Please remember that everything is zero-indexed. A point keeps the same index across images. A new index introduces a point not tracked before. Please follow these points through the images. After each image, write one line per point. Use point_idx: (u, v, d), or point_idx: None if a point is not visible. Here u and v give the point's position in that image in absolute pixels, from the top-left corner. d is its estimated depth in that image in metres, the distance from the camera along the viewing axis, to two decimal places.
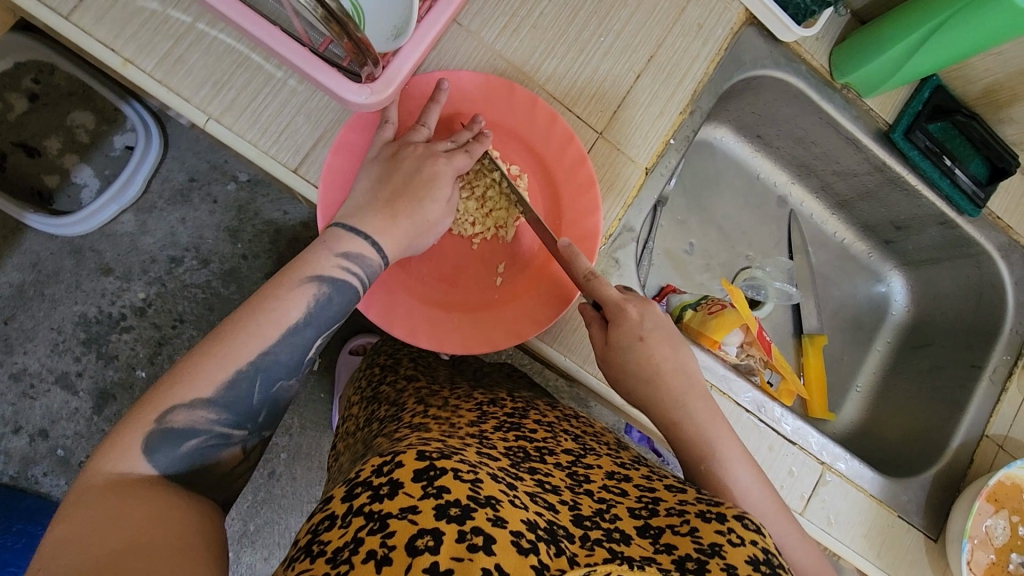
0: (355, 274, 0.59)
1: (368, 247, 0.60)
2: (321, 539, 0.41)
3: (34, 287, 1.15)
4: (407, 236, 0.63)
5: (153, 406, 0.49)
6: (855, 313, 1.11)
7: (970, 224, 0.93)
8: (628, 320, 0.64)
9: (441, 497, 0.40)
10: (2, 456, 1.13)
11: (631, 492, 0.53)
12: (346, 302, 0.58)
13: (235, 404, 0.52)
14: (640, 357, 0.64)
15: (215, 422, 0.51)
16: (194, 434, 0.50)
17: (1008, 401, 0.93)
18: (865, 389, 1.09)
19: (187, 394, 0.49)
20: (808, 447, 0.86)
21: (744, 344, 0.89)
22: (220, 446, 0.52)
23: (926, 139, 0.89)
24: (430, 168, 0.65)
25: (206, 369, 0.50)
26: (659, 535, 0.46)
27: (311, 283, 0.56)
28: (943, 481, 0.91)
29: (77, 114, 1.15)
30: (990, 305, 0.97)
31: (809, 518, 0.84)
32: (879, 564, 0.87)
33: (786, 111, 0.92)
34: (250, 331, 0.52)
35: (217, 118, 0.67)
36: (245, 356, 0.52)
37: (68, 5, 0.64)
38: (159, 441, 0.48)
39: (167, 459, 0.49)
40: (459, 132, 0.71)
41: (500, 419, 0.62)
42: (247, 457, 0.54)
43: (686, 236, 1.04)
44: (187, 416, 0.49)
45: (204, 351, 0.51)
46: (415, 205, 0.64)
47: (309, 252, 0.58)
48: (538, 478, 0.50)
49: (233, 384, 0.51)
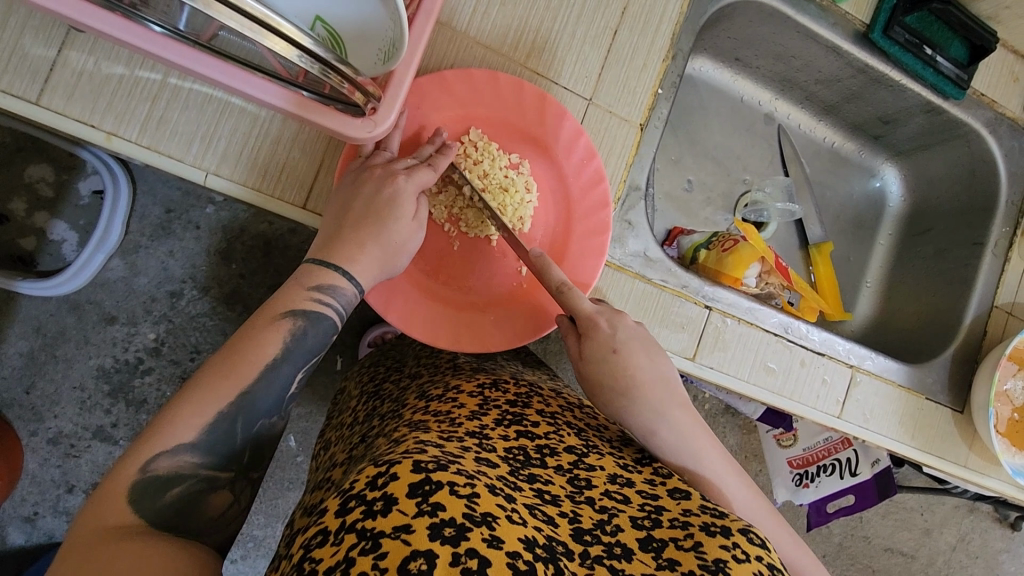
0: (333, 306, 0.60)
1: (340, 277, 0.61)
2: (312, 557, 0.42)
3: (44, 351, 1.14)
4: (377, 262, 0.64)
5: (136, 456, 0.48)
6: (855, 213, 1.14)
7: (956, 107, 0.94)
8: (600, 333, 0.68)
9: (436, 515, 0.42)
10: (64, 517, 1.16)
11: (634, 499, 0.56)
12: (322, 334, 0.59)
13: (217, 445, 0.52)
14: (614, 368, 0.67)
15: (199, 465, 0.50)
16: (176, 481, 0.49)
17: (1011, 270, 0.97)
18: (875, 283, 1.14)
19: (168, 441, 0.49)
20: (837, 355, 0.90)
21: (763, 273, 0.93)
22: (206, 489, 0.51)
23: (905, 32, 0.88)
24: (389, 189, 0.65)
25: (186, 414, 0.50)
26: (662, 549, 0.50)
27: (285, 318, 0.57)
28: (962, 356, 0.96)
29: (34, 168, 1.11)
30: (983, 181, 0.99)
31: (847, 418, 0.90)
32: (915, 444, 0.93)
33: (761, 30, 0.91)
34: (227, 373, 0.53)
35: (215, 171, 0.67)
36: (226, 396, 0.52)
37: (35, 89, 0.62)
38: (142, 489, 0.48)
39: (151, 506, 0.47)
40: (422, 148, 0.70)
41: (501, 410, 0.65)
42: (237, 497, 0.54)
43: (683, 173, 1.05)
44: (169, 463, 0.49)
45: (187, 396, 0.51)
46: (380, 228, 0.64)
47: (284, 291, 0.60)
48: (537, 487, 0.54)
49: (215, 426, 0.51)
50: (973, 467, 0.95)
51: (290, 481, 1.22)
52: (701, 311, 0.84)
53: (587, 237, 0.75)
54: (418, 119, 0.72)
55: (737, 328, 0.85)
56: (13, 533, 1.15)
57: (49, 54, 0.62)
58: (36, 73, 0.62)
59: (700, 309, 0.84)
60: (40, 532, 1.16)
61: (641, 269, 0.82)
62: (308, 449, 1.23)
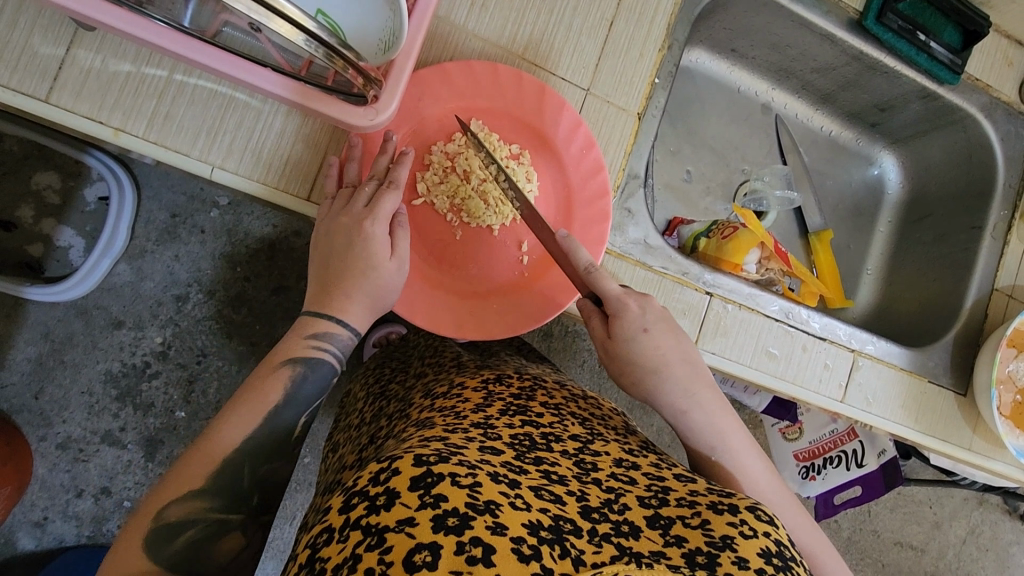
0: (331, 352, 0.62)
1: (333, 324, 0.62)
2: (321, 556, 0.43)
3: (52, 357, 1.16)
4: (367, 308, 0.64)
5: (147, 509, 0.50)
6: (854, 201, 1.15)
7: (951, 92, 0.95)
8: (630, 313, 0.67)
9: (438, 506, 0.43)
10: (73, 521, 1.17)
11: (640, 480, 0.56)
12: (323, 379, 0.61)
13: (226, 490, 0.53)
14: (646, 348, 0.67)
15: (208, 509, 0.52)
16: (187, 526, 0.50)
17: (1010, 253, 0.97)
18: (875, 270, 1.14)
19: (178, 490, 0.51)
20: (838, 339, 0.91)
21: (763, 260, 0.94)
22: (217, 534, 0.52)
23: (899, 19, 0.89)
24: (360, 239, 0.64)
25: (194, 464, 0.52)
26: (669, 526, 0.50)
27: (286, 366, 0.59)
28: (963, 340, 0.96)
29: (41, 176, 1.13)
30: (981, 165, 1.00)
31: (850, 403, 0.91)
32: (919, 427, 0.94)
33: (757, 21, 0.92)
34: (231, 423, 0.55)
35: (221, 165, 0.69)
36: (229, 445, 0.54)
37: (43, 87, 0.64)
38: (156, 538, 0.49)
39: (165, 553, 0.49)
40: (376, 162, 0.68)
41: (506, 402, 0.66)
42: (250, 540, 0.54)
43: (681, 165, 1.06)
44: (179, 510, 0.51)
45: (195, 451, 0.53)
46: (361, 277, 0.63)
47: (284, 340, 0.62)
48: (543, 468, 0.54)
49: (222, 470, 0.53)
50: (979, 451, 0.95)
51: (298, 482, 1.22)
52: (702, 297, 0.85)
53: (586, 224, 0.77)
54: (419, 109, 0.73)
55: (738, 315, 0.86)
56: (23, 538, 1.16)
57: (58, 54, 0.64)
58: (46, 72, 0.64)
59: (701, 296, 0.85)
60: (50, 536, 1.17)
61: (641, 257, 0.83)
62: (315, 450, 1.23)
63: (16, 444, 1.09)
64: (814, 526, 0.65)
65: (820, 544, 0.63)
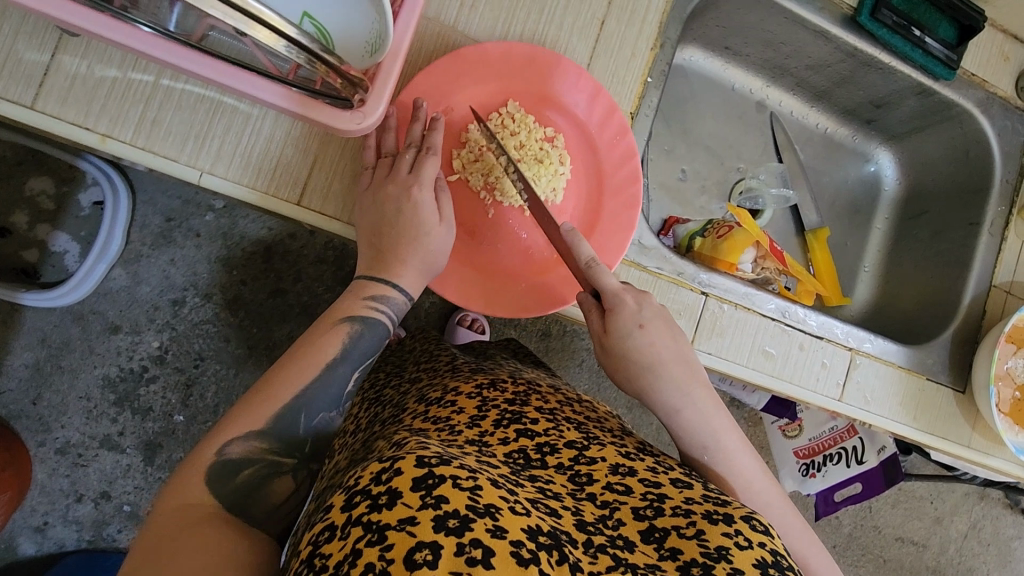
0: (386, 313, 0.64)
1: (390, 288, 0.64)
2: (322, 553, 0.42)
3: (50, 362, 1.15)
4: (419, 273, 0.66)
5: (209, 443, 0.54)
6: (851, 198, 1.15)
7: (947, 87, 0.94)
8: (627, 306, 0.67)
9: (439, 507, 0.42)
10: (74, 526, 1.17)
11: (636, 488, 0.56)
12: (376, 338, 0.63)
13: (284, 434, 0.57)
14: (639, 344, 0.67)
15: (265, 450, 0.55)
16: (245, 465, 0.54)
17: (1008, 249, 0.97)
18: (873, 268, 1.14)
19: (242, 428, 0.55)
20: (835, 338, 0.90)
21: (758, 259, 0.93)
22: (271, 475, 0.55)
23: (893, 15, 0.89)
24: (410, 206, 0.65)
25: (254, 407, 0.56)
26: (664, 539, 0.50)
27: (344, 323, 0.62)
28: (960, 337, 0.96)
29: (34, 181, 1.13)
30: (977, 161, 0.99)
31: (848, 401, 0.90)
32: (917, 425, 0.93)
33: (750, 18, 0.92)
34: (291, 372, 0.58)
35: (209, 170, 0.68)
36: (284, 397, 0.57)
37: (29, 94, 0.63)
38: (217, 472, 0.53)
39: (223, 488, 0.52)
40: (411, 129, 0.68)
41: (500, 409, 0.65)
42: (297, 486, 0.57)
43: (676, 164, 1.06)
44: (240, 449, 0.54)
45: (253, 397, 0.57)
46: (415, 242, 0.65)
47: (343, 298, 0.64)
48: (539, 485, 0.53)
49: (281, 416, 0.56)
50: (977, 448, 0.95)
51: None
52: (697, 297, 0.84)
53: (617, 207, 0.77)
54: (452, 90, 0.73)
55: (734, 315, 0.85)
56: (24, 543, 1.16)
57: (43, 59, 0.63)
58: (31, 79, 0.63)
59: (696, 296, 0.84)
60: (50, 541, 1.16)
61: (635, 257, 0.82)
62: None
63: (15, 450, 1.09)
64: (811, 531, 0.64)
65: (814, 546, 0.63)
